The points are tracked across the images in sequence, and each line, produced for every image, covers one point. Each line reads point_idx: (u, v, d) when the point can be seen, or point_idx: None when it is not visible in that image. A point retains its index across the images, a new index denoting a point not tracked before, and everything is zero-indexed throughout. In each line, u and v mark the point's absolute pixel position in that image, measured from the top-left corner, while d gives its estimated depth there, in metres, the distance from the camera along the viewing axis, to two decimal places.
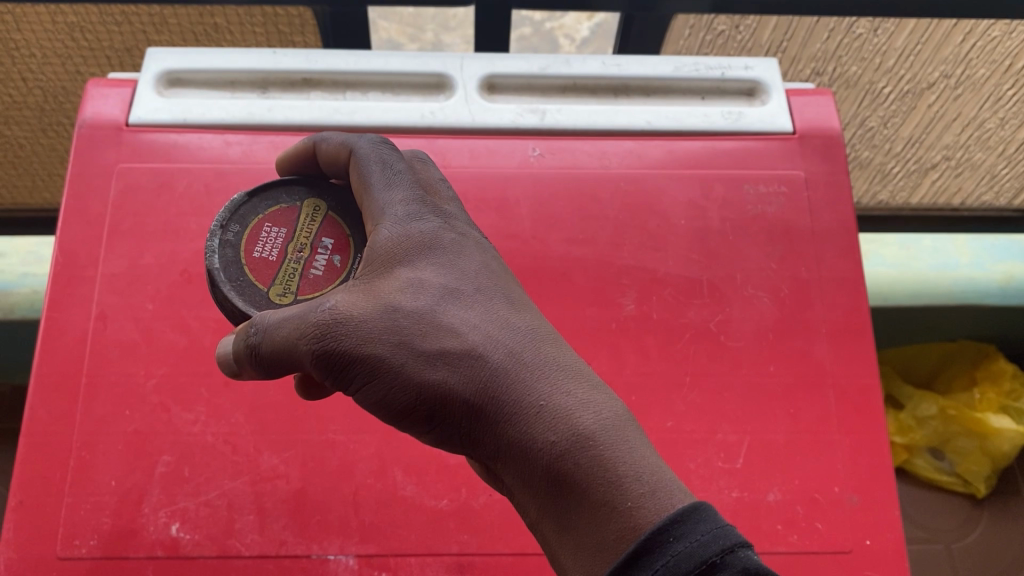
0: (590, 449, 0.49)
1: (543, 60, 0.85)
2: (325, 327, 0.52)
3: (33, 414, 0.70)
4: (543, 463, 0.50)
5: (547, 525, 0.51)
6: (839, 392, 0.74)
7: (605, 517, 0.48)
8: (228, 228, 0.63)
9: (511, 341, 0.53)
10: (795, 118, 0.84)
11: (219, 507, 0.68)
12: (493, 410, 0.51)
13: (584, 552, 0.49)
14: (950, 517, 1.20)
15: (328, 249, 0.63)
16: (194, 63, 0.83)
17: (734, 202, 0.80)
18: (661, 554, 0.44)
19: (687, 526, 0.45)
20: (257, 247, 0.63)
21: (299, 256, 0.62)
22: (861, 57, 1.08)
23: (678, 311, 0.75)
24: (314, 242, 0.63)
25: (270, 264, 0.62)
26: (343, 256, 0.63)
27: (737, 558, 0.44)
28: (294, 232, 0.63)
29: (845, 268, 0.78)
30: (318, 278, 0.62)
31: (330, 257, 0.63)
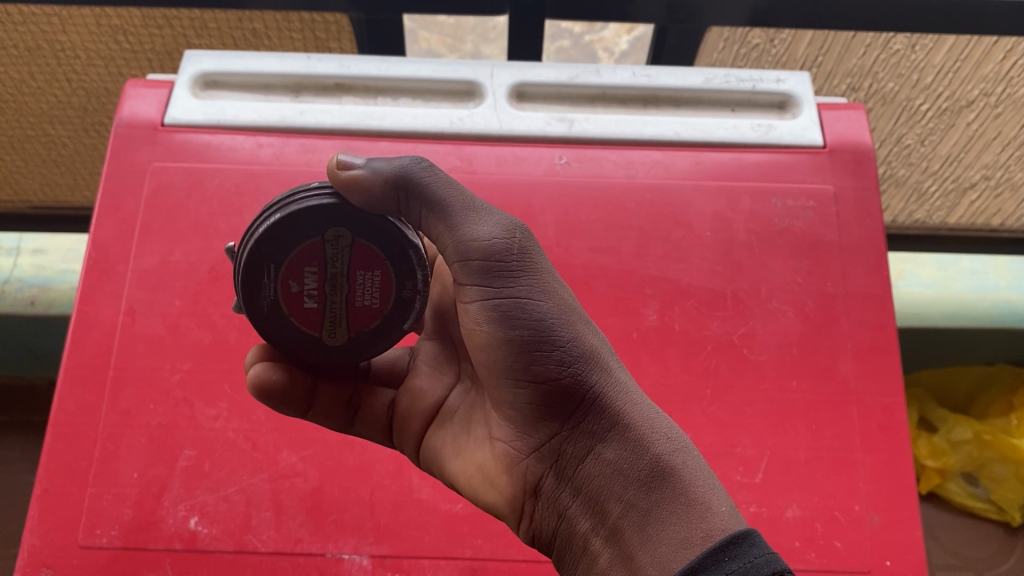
0: (687, 453, 0.54)
1: (573, 69, 0.86)
2: (525, 239, 0.56)
3: (61, 405, 0.72)
4: (658, 448, 0.54)
5: (637, 508, 0.53)
6: (863, 410, 0.73)
7: (696, 514, 0.51)
8: (405, 288, 0.61)
9: None
10: (826, 132, 0.83)
11: (237, 503, 0.69)
12: (626, 389, 0.56)
13: (663, 544, 0.51)
14: (983, 545, 1.17)
15: (309, 284, 0.59)
16: (231, 66, 0.85)
17: (761, 215, 0.79)
18: (718, 569, 0.48)
19: (741, 549, 0.48)
20: (366, 277, 0.60)
21: (334, 265, 0.59)
22: (898, 73, 1.07)
23: (700, 323, 0.75)
24: (325, 290, 0.60)
25: (364, 252, 0.59)
26: (293, 278, 0.59)
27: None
28: (348, 297, 0.60)
29: (873, 285, 0.77)
30: (310, 253, 0.59)
31: (304, 281, 0.59)
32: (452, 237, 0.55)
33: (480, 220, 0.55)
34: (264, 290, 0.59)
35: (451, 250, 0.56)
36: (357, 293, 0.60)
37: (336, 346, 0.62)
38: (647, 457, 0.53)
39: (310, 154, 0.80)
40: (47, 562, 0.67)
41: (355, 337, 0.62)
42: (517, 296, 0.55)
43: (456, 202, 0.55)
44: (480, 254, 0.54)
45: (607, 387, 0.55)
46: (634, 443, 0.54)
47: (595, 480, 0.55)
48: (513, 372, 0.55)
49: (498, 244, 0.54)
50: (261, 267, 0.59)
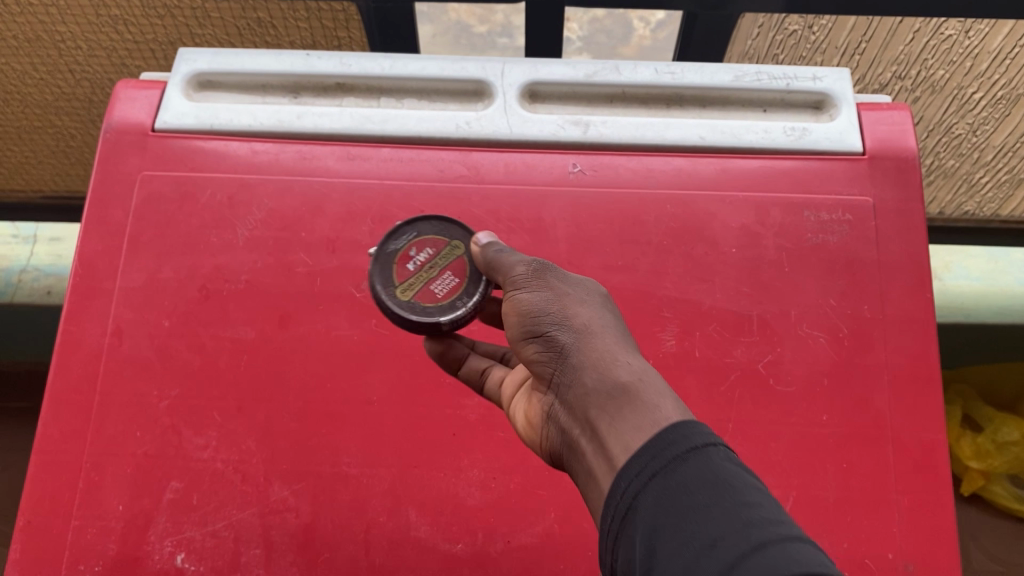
0: (652, 376, 0.49)
1: (591, 65, 0.79)
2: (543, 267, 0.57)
3: (45, 432, 0.68)
4: (618, 367, 0.49)
5: (600, 421, 0.48)
6: (899, 448, 0.67)
7: (641, 409, 0.46)
8: (459, 301, 0.63)
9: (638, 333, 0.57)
10: (866, 136, 0.76)
11: (226, 539, 0.65)
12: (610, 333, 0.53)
13: (615, 444, 0.46)
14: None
15: (422, 256, 0.65)
16: (225, 65, 0.80)
17: (792, 229, 0.73)
18: (652, 452, 0.43)
19: (676, 433, 0.43)
20: (447, 280, 0.64)
21: (440, 261, 0.65)
22: (950, 60, 0.99)
23: (723, 349, 0.69)
24: (424, 267, 0.65)
25: (461, 269, 0.65)
26: (416, 247, 0.65)
27: (719, 455, 0.42)
28: (428, 279, 0.64)
29: (914, 307, 0.70)
30: (433, 245, 0.66)
31: (420, 253, 0.65)
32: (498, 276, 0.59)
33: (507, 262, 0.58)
34: (397, 239, 0.66)
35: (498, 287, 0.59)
36: (435, 284, 0.64)
37: (391, 300, 0.63)
38: (607, 374, 0.49)
39: (307, 162, 0.76)
40: None
41: (405, 302, 0.63)
42: (518, 281, 0.56)
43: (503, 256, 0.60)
44: (507, 279, 0.58)
45: (575, 321, 0.53)
46: (595, 360, 0.50)
47: (572, 414, 0.51)
48: (512, 331, 0.56)
49: (518, 270, 0.57)
50: (409, 228, 0.66)
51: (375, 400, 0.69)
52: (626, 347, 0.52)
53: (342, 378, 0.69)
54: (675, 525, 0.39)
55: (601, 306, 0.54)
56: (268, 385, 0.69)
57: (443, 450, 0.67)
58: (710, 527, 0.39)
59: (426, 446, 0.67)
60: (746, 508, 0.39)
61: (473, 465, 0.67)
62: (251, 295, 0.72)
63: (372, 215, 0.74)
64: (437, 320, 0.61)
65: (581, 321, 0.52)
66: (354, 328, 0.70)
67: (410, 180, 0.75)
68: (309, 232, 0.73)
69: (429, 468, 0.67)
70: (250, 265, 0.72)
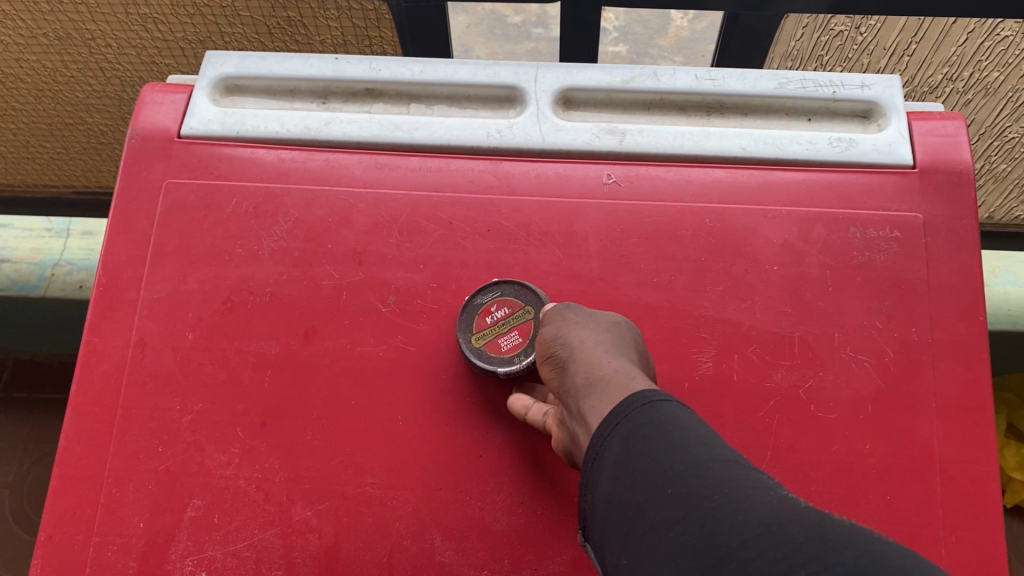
0: (631, 373, 0.53)
1: (628, 71, 0.76)
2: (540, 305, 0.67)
3: (67, 445, 0.67)
4: (602, 368, 0.54)
5: (585, 415, 0.53)
6: (947, 480, 0.64)
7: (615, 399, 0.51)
8: (518, 358, 0.66)
9: (643, 347, 0.60)
10: (917, 147, 0.72)
11: (246, 559, 0.64)
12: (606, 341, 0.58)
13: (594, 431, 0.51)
14: None
15: (497, 313, 0.67)
16: (252, 69, 0.78)
17: (837, 247, 0.69)
18: (616, 427, 0.48)
19: (635, 398, 0.49)
20: (515, 337, 0.67)
21: (512, 321, 0.67)
22: (1005, 62, 0.96)
23: (762, 373, 0.66)
24: (495, 323, 0.67)
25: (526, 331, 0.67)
26: (496, 304, 0.67)
27: (672, 406, 0.48)
28: (500, 332, 0.67)
29: (966, 331, 0.67)
30: (510, 305, 0.67)
31: (499, 309, 0.67)
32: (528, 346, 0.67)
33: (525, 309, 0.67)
34: (485, 291, 0.68)
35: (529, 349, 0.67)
36: (505, 338, 0.67)
37: (466, 346, 0.66)
38: (592, 375, 0.54)
39: (335, 171, 0.74)
40: None
41: (475, 347, 0.66)
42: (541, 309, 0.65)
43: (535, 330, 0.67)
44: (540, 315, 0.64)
45: (574, 337, 0.59)
46: (584, 366, 0.56)
47: (569, 419, 0.56)
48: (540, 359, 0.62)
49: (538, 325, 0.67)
50: (496, 285, 0.68)
51: (401, 419, 0.67)
52: (618, 355, 0.56)
53: (367, 395, 0.67)
54: (633, 444, 0.46)
55: (605, 326, 0.59)
56: (292, 402, 0.67)
57: (470, 472, 0.65)
58: (661, 445, 0.45)
59: (451, 468, 0.65)
60: (682, 430, 0.46)
61: (500, 488, 0.65)
62: (276, 309, 0.70)
63: (399, 226, 0.72)
64: (495, 372, 0.65)
65: (577, 337, 0.58)
66: (380, 344, 0.68)
67: (438, 191, 0.72)
68: (334, 244, 0.71)
69: (455, 490, 0.65)
70: (275, 277, 0.71)
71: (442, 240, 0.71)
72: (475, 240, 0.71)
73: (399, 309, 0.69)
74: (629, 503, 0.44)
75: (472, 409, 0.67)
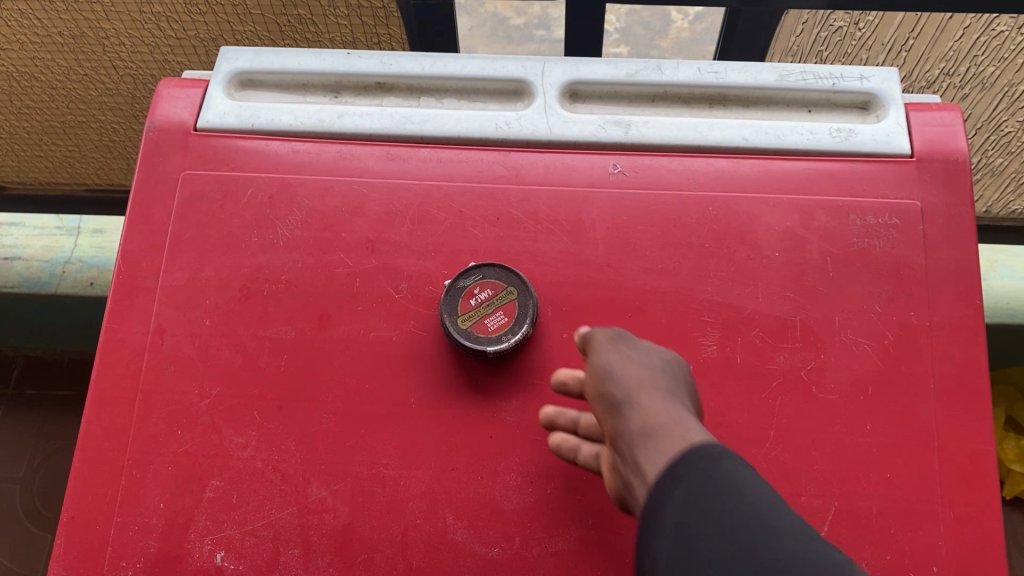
0: (688, 426, 0.56)
1: (632, 65, 0.79)
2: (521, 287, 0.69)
3: (88, 428, 0.69)
4: (661, 422, 0.56)
5: (645, 467, 0.55)
6: (946, 459, 0.65)
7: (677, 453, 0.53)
8: (506, 336, 0.67)
9: (690, 388, 0.63)
10: (914, 137, 0.74)
11: (264, 538, 0.66)
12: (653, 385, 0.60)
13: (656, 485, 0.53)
14: None
15: (479, 296, 0.69)
16: (267, 64, 0.80)
17: (838, 233, 0.71)
18: (680, 486, 0.51)
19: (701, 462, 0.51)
20: (501, 317, 0.68)
21: (494, 301, 0.69)
22: (1002, 56, 0.99)
23: (766, 355, 0.68)
24: (478, 305, 0.68)
25: (510, 310, 0.69)
26: (478, 287, 0.69)
27: (733, 465, 0.51)
28: (485, 313, 0.68)
29: (963, 315, 0.69)
30: (491, 287, 0.69)
31: (481, 291, 0.69)
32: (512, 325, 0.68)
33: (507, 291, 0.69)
34: (467, 275, 0.69)
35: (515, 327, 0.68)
36: (491, 319, 0.68)
37: (453, 329, 0.67)
38: (651, 429, 0.56)
39: (348, 162, 0.76)
40: None
41: (461, 329, 0.68)
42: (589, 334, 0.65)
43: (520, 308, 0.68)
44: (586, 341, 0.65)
45: (631, 380, 0.60)
46: (642, 416, 0.58)
47: (623, 465, 0.58)
48: (586, 389, 0.64)
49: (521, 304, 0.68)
50: (477, 268, 0.70)
51: (413, 402, 0.68)
52: (673, 403, 0.59)
53: (380, 379, 0.69)
54: (695, 505, 0.49)
55: (659, 366, 0.62)
56: (307, 386, 0.69)
57: (481, 453, 0.67)
58: (722, 512, 0.48)
59: (463, 449, 0.67)
60: (746, 494, 0.49)
61: (511, 468, 0.66)
62: (291, 296, 0.72)
63: (411, 215, 0.74)
64: (483, 351, 0.66)
65: (631, 376, 0.61)
66: (393, 329, 0.70)
67: (449, 180, 0.74)
68: (348, 232, 0.73)
69: (467, 470, 0.67)
70: (290, 265, 0.73)
71: (452, 229, 0.73)
72: (485, 228, 0.73)
73: (411, 296, 0.71)
74: (691, 565, 0.47)
75: (482, 392, 0.68)
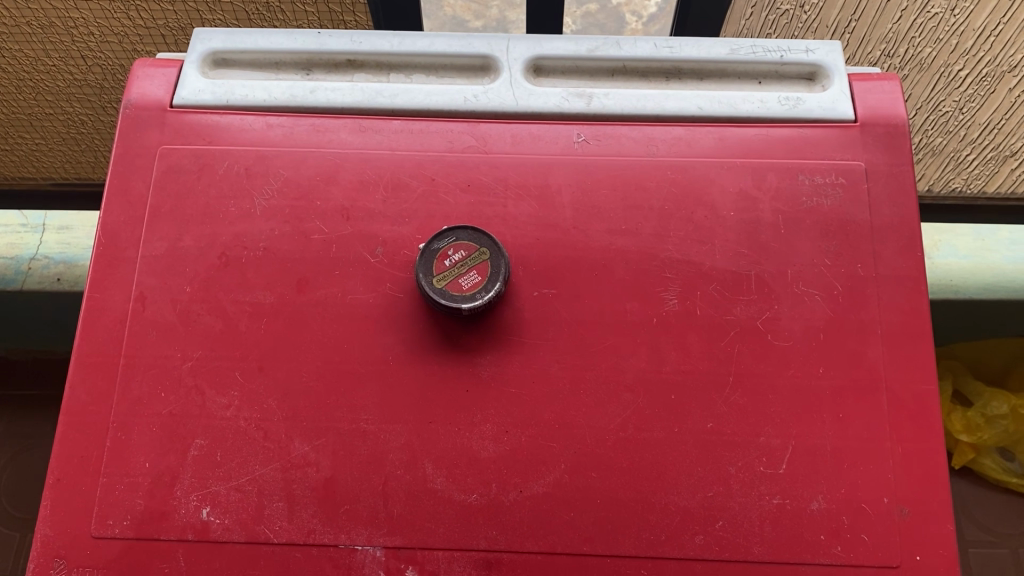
0: None
1: (592, 41, 0.83)
2: (493, 248, 0.72)
3: (72, 393, 0.71)
4: None
5: None
6: (894, 399, 0.70)
7: None
8: (480, 294, 0.71)
9: None
10: (857, 105, 0.79)
11: (249, 493, 0.68)
12: None
13: None
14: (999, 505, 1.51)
15: (454, 257, 0.72)
16: (240, 44, 0.83)
17: (788, 193, 0.76)
18: None
19: None
20: (475, 276, 0.72)
21: (469, 262, 0.72)
22: (937, 38, 1.08)
23: (724, 308, 0.72)
24: (454, 266, 0.72)
25: (483, 270, 0.72)
26: (453, 249, 0.72)
27: None
28: (460, 273, 0.72)
29: (906, 266, 0.73)
30: (465, 248, 0.72)
31: (455, 253, 0.72)
32: (486, 284, 0.71)
33: (479, 252, 0.72)
34: (441, 237, 0.72)
35: (488, 286, 0.71)
36: (465, 278, 0.71)
37: (429, 288, 0.71)
38: None
39: (322, 135, 0.78)
40: (60, 553, 0.67)
41: (437, 288, 0.71)
42: None
43: (492, 268, 0.72)
44: None
45: None
46: None
47: None
48: None
49: (492, 264, 0.72)
50: (451, 231, 0.73)
51: (391, 359, 0.71)
52: None
53: (359, 339, 0.72)
54: None
55: None
56: (287, 347, 0.72)
57: (457, 406, 0.70)
58: None
59: (440, 402, 0.70)
60: None
61: (486, 419, 0.70)
62: (269, 262, 0.74)
63: (384, 183, 0.77)
64: (460, 308, 0.70)
65: None
66: (370, 292, 0.73)
67: (420, 151, 0.78)
68: (324, 201, 0.76)
69: (444, 422, 0.69)
70: (268, 233, 0.75)
71: (425, 196, 0.76)
72: (456, 195, 0.76)
73: (387, 260, 0.74)
74: None
75: (457, 348, 0.72)
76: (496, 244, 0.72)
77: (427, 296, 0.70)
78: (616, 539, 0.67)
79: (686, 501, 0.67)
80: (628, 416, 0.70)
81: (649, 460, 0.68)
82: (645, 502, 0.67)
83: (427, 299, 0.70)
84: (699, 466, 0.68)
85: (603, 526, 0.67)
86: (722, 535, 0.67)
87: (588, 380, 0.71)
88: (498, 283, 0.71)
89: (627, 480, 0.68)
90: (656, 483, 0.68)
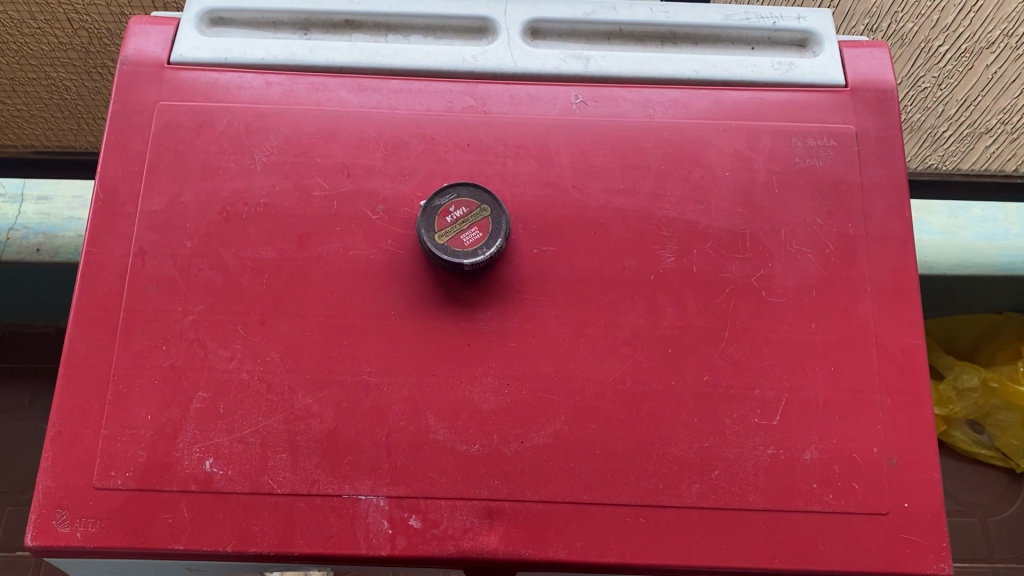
0: None
1: (589, 5, 0.84)
2: (494, 205, 0.73)
3: (72, 347, 0.71)
4: None
5: None
6: (883, 353, 0.72)
7: None
8: (481, 250, 0.71)
9: None
10: (847, 70, 0.81)
11: (253, 444, 0.68)
12: None
13: None
14: (967, 476, 1.56)
15: (456, 213, 0.73)
16: (236, 2, 0.83)
17: (781, 155, 0.77)
18: None
19: None
20: (476, 233, 0.72)
21: (470, 218, 0.73)
22: (919, 13, 1.15)
23: (719, 266, 0.74)
24: (455, 221, 0.72)
25: (484, 226, 0.73)
26: (455, 205, 0.73)
27: None
28: (461, 229, 0.72)
29: (895, 225, 0.76)
30: (466, 205, 0.73)
31: (457, 210, 0.73)
32: (487, 240, 0.72)
33: (480, 209, 0.73)
34: (442, 194, 0.73)
35: (489, 242, 0.72)
36: (466, 235, 0.72)
37: (432, 243, 0.71)
38: None
39: (320, 94, 0.79)
40: (62, 504, 0.67)
41: (439, 244, 0.71)
42: None
43: (493, 225, 0.73)
44: None
45: None
46: None
47: None
48: None
49: (493, 221, 0.73)
50: (451, 188, 0.73)
51: (393, 314, 0.72)
52: None
53: (360, 294, 0.73)
54: None
55: None
56: (289, 302, 0.72)
57: (459, 358, 0.71)
58: None
59: (442, 355, 0.71)
60: None
61: (488, 372, 0.71)
62: (270, 218, 0.75)
63: (384, 141, 0.77)
64: (462, 263, 0.71)
65: None
66: (371, 248, 0.74)
67: (420, 110, 0.78)
68: (324, 158, 0.77)
69: (446, 375, 0.70)
70: (268, 189, 0.75)
71: (425, 154, 0.77)
72: (456, 153, 0.77)
73: (387, 217, 0.75)
74: None
75: (459, 303, 0.72)
76: (497, 202, 0.73)
77: (429, 252, 0.71)
78: (616, 488, 0.68)
79: (684, 451, 0.69)
80: (627, 369, 0.71)
81: (648, 412, 0.70)
82: (643, 452, 0.69)
83: (429, 254, 0.71)
84: (696, 417, 0.70)
85: (603, 475, 0.68)
86: (719, 484, 0.68)
87: (587, 334, 0.72)
88: (499, 238, 0.72)
89: (626, 431, 0.69)
90: (654, 434, 0.69)
